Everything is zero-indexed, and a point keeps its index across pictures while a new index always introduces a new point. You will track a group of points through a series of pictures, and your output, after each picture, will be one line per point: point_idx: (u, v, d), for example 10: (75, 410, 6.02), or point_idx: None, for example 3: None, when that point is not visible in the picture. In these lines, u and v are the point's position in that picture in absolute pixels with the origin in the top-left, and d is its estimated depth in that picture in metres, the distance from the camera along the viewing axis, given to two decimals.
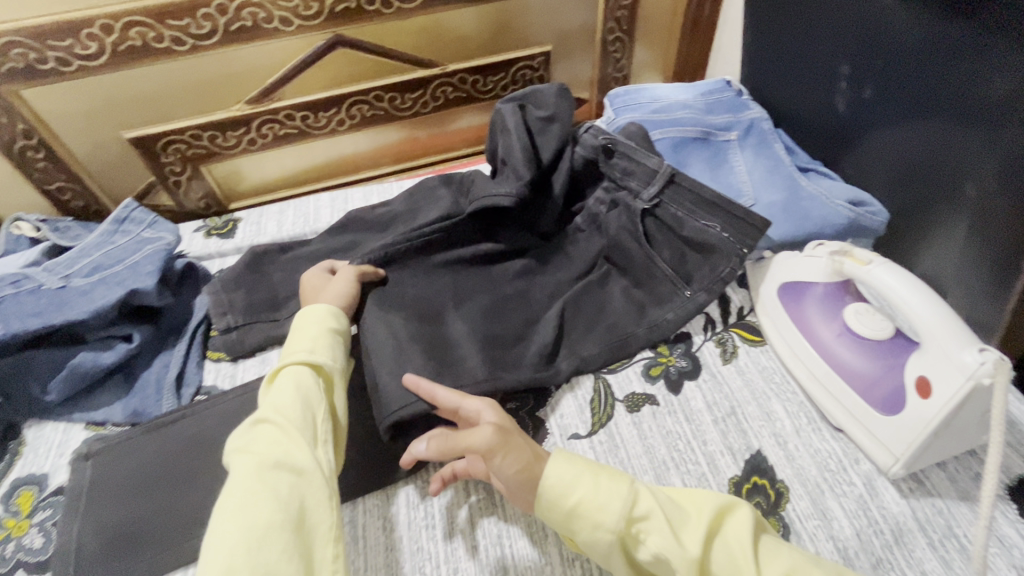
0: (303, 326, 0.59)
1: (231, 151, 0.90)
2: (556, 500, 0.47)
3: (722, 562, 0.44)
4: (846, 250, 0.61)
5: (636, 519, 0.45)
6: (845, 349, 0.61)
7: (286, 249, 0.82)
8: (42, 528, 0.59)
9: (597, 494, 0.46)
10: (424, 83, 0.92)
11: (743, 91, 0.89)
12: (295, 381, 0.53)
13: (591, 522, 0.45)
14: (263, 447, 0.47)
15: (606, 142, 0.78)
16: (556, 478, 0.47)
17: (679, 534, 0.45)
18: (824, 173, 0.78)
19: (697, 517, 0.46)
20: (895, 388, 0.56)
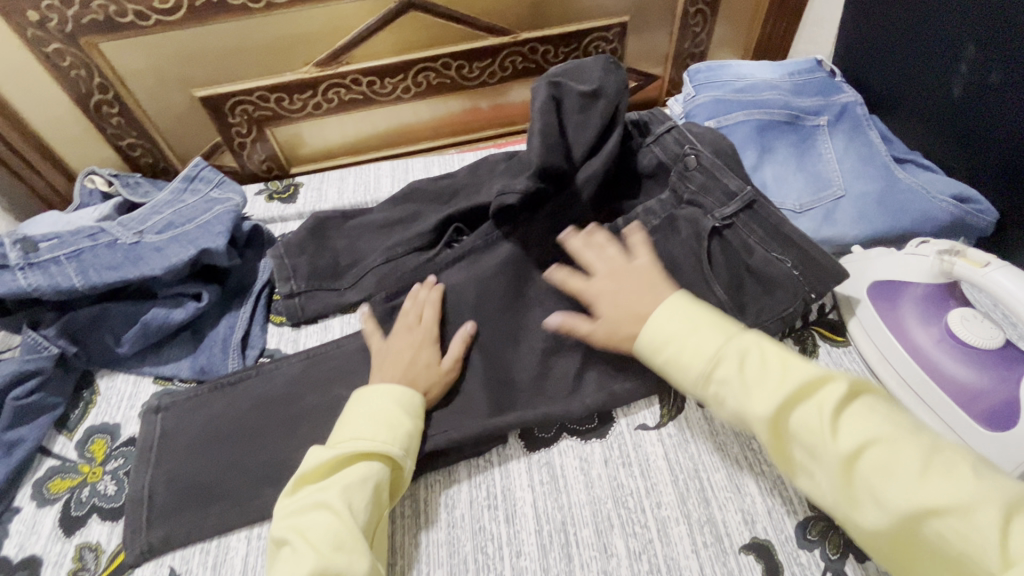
0: (378, 408, 0.55)
1: (296, 114, 0.90)
2: (654, 338, 0.52)
3: (801, 421, 0.45)
4: (960, 250, 0.56)
5: (721, 362, 0.49)
6: (948, 357, 0.56)
7: (349, 216, 0.82)
8: (115, 475, 0.61)
9: (684, 341, 0.51)
10: (494, 52, 0.89)
11: (835, 72, 0.82)
12: (368, 476, 0.50)
13: (683, 363, 0.50)
14: (320, 542, 0.46)
15: (689, 153, 0.73)
16: (659, 319, 0.53)
17: (756, 393, 0.47)
18: (924, 165, 0.72)
19: (781, 384, 0.46)
20: (1007, 404, 0.52)
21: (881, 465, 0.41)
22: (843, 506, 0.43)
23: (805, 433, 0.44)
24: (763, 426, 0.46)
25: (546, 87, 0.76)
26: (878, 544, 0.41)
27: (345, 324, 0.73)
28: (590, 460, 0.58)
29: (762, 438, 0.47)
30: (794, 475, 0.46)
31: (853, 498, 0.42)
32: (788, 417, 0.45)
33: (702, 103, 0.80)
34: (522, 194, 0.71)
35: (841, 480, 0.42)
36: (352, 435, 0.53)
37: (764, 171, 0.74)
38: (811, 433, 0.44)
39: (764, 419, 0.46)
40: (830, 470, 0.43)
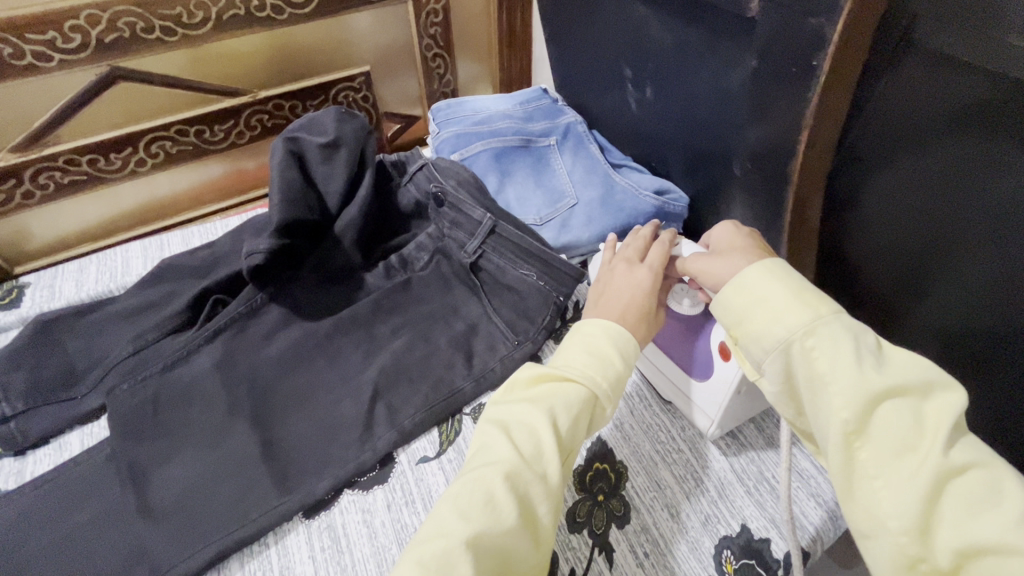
0: (602, 337, 0.53)
1: (3, 208, 0.78)
2: (732, 297, 0.45)
3: (893, 422, 0.38)
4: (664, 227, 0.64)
5: (821, 333, 0.41)
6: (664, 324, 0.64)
7: (85, 313, 0.72)
8: None
9: (777, 307, 0.43)
10: (235, 112, 0.86)
11: (558, 99, 0.94)
12: (574, 399, 0.49)
13: (765, 322, 0.43)
14: (524, 449, 0.46)
15: (436, 191, 0.78)
16: (728, 286, 0.46)
17: (867, 372, 0.39)
18: (635, 168, 0.84)
19: (904, 375, 0.39)
20: (706, 357, 0.60)
21: (975, 496, 0.36)
22: (890, 518, 0.37)
23: (884, 436, 0.38)
24: (853, 405, 0.39)
25: (284, 145, 0.75)
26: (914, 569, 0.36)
27: (86, 436, 0.64)
28: (373, 510, 0.58)
29: (836, 429, 0.39)
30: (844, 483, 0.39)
31: (902, 510, 0.36)
32: (874, 412, 0.39)
33: (446, 138, 0.86)
34: (269, 253, 0.69)
35: (925, 493, 0.36)
36: (573, 361, 0.52)
37: (507, 193, 0.82)
38: (890, 435, 0.38)
39: (857, 402, 0.39)
40: (917, 474, 0.37)
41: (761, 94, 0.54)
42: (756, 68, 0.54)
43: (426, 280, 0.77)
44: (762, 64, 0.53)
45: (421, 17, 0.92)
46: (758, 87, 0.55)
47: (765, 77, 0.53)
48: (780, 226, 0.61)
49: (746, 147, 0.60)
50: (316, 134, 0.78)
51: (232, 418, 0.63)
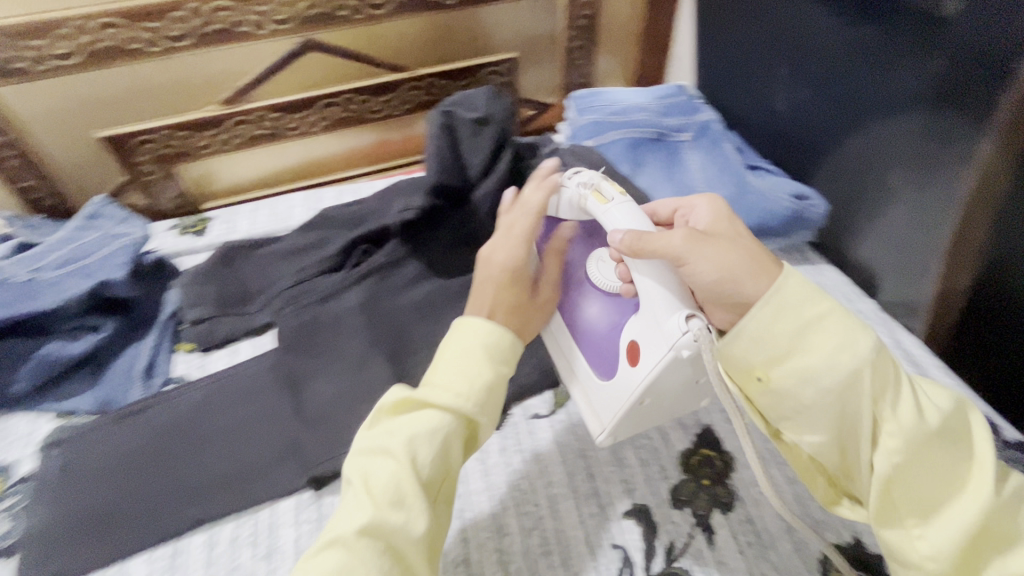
0: (475, 352, 0.51)
1: (203, 151, 0.93)
2: (785, 337, 0.42)
3: (931, 455, 0.40)
4: (593, 185, 0.57)
5: (874, 373, 0.40)
6: (594, 304, 0.59)
7: (258, 245, 0.84)
8: (10, 513, 0.60)
9: (832, 346, 0.41)
10: (395, 87, 0.96)
11: (696, 96, 0.94)
12: (436, 428, 0.47)
13: (829, 364, 0.41)
14: (380, 494, 0.44)
15: (567, 171, 0.83)
16: (768, 319, 0.42)
17: (925, 413, 0.40)
18: (772, 171, 0.83)
19: (962, 418, 0.41)
20: (614, 352, 0.55)
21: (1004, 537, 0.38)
22: (925, 541, 0.39)
23: (922, 468, 0.40)
24: (903, 443, 0.40)
25: (440, 117, 0.81)
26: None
27: (253, 346, 0.75)
28: (487, 451, 0.63)
29: (878, 470, 0.40)
30: (880, 517, 0.41)
31: (934, 531, 0.39)
32: (921, 448, 0.40)
33: (583, 125, 0.90)
34: (419, 211, 0.79)
35: (973, 523, 0.38)
36: (438, 384, 0.50)
37: (639, 180, 0.84)
38: (928, 469, 0.40)
39: (909, 442, 0.40)
40: (955, 511, 0.39)
41: (946, 97, 0.57)
42: (944, 71, 0.56)
43: None
44: (954, 67, 0.55)
45: (571, 10, 0.98)
46: (943, 91, 0.57)
47: (954, 82, 0.56)
48: (942, 231, 0.61)
49: (916, 150, 0.62)
50: (467, 109, 0.84)
51: (373, 349, 0.71)
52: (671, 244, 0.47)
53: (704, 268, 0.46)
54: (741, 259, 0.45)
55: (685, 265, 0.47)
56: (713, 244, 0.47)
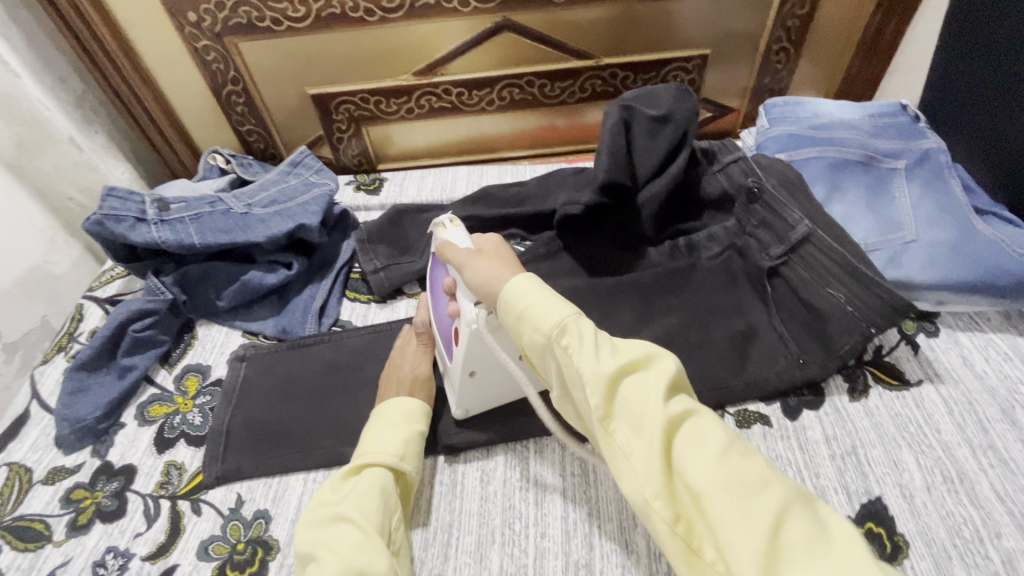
0: (391, 418, 0.59)
1: (390, 117, 1.00)
2: (510, 309, 0.47)
3: (687, 438, 0.39)
4: (439, 220, 0.62)
5: (572, 333, 0.44)
6: (445, 302, 0.63)
7: (424, 211, 0.88)
8: (202, 409, 0.70)
9: (592, 348, 0.43)
10: (576, 74, 0.95)
11: (919, 116, 0.81)
12: (376, 484, 0.54)
13: (574, 370, 0.43)
14: (343, 548, 0.48)
15: (753, 185, 0.74)
16: (514, 296, 0.48)
17: (573, 361, 0.43)
18: (1007, 218, 0.70)
19: (616, 354, 0.43)
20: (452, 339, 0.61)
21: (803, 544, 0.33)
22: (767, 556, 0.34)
23: (697, 462, 0.38)
24: (634, 435, 0.41)
25: (619, 111, 0.77)
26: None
27: (410, 306, 0.80)
28: None
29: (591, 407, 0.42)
30: (685, 527, 0.38)
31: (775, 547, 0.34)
32: (617, 384, 0.42)
33: (775, 136, 0.82)
34: (585, 207, 0.74)
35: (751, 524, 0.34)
36: (374, 448, 0.56)
37: (832, 208, 0.75)
38: (701, 446, 0.38)
39: (597, 382, 0.42)
40: (645, 451, 0.40)
41: None
42: None
43: (712, 269, 0.74)
44: None
45: (785, 7, 0.88)
46: None
47: None
48: None
49: None
50: (650, 104, 0.79)
51: None
52: (458, 258, 0.54)
53: (477, 273, 0.52)
54: (501, 268, 0.51)
55: (465, 274, 0.53)
56: (489, 258, 0.53)
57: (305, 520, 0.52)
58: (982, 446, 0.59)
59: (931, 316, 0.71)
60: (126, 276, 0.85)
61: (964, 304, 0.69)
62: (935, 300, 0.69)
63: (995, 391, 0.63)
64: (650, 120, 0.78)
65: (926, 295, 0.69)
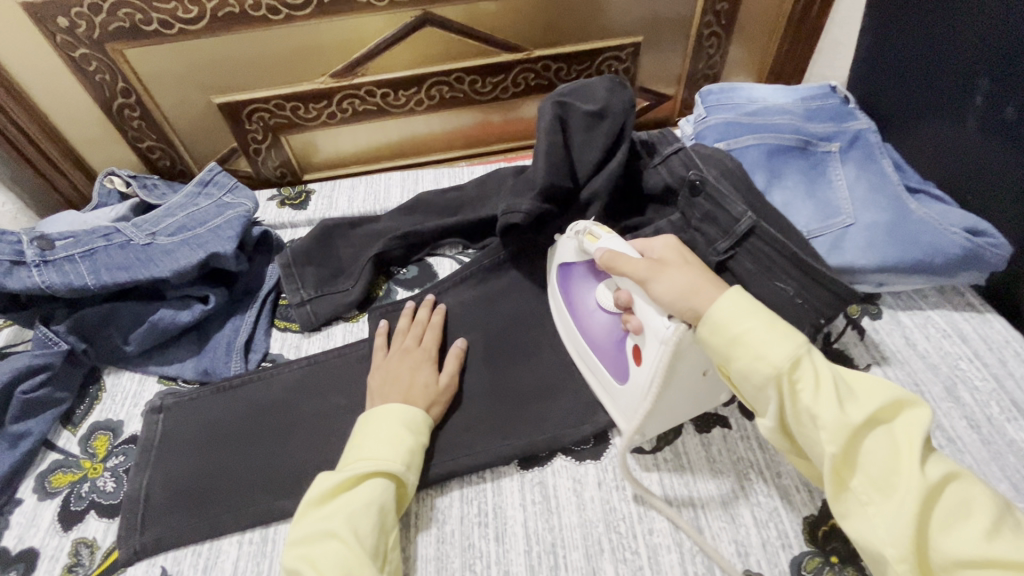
0: (391, 427, 0.55)
1: (310, 123, 0.92)
2: (721, 334, 0.46)
3: (877, 451, 0.41)
4: (586, 228, 0.61)
5: (806, 369, 0.43)
6: (598, 318, 0.61)
7: (356, 225, 0.82)
8: (115, 472, 0.62)
9: (832, 394, 0.42)
10: (508, 68, 0.90)
11: (849, 98, 0.82)
12: (374, 498, 0.50)
13: (750, 359, 0.44)
14: (331, 569, 0.45)
15: (695, 178, 0.71)
16: (721, 314, 0.46)
17: (842, 402, 0.42)
18: (937, 196, 0.71)
19: (869, 398, 0.43)
20: (626, 359, 0.57)
21: (952, 508, 0.39)
22: (934, 549, 0.38)
23: (879, 459, 0.40)
24: (882, 494, 0.40)
25: (552, 108, 0.73)
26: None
27: (347, 332, 0.74)
28: (584, 482, 0.58)
29: (827, 453, 0.42)
30: (845, 507, 0.42)
31: (934, 540, 0.38)
32: (861, 436, 0.41)
33: (713, 124, 0.81)
34: (527, 216, 0.68)
35: (915, 515, 0.38)
36: (374, 455, 0.53)
37: (772, 196, 0.74)
38: (898, 464, 0.40)
39: (841, 431, 0.41)
40: (899, 505, 0.39)
41: None
42: None
43: None
44: None
45: None
46: None
47: None
48: None
49: None
50: (585, 99, 0.75)
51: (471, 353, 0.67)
52: (637, 273, 0.53)
53: (664, 287, 0.50)
54: (696, 281, 0.50)
55: (650, 289, 0.51)
56: (675, 269, 0.52)
57: (292, 537, 0.49)
58: (931, 428, 0.60)
59: (874, 298, 0.72)
60: (13, 325, 0.74)
61: (904, 285, 0.70)
62: (876, 282, 0.69)
63: (937, 368, 0.64)
64: (587, 115, 0.74)
65: (868, 278, 0.69)
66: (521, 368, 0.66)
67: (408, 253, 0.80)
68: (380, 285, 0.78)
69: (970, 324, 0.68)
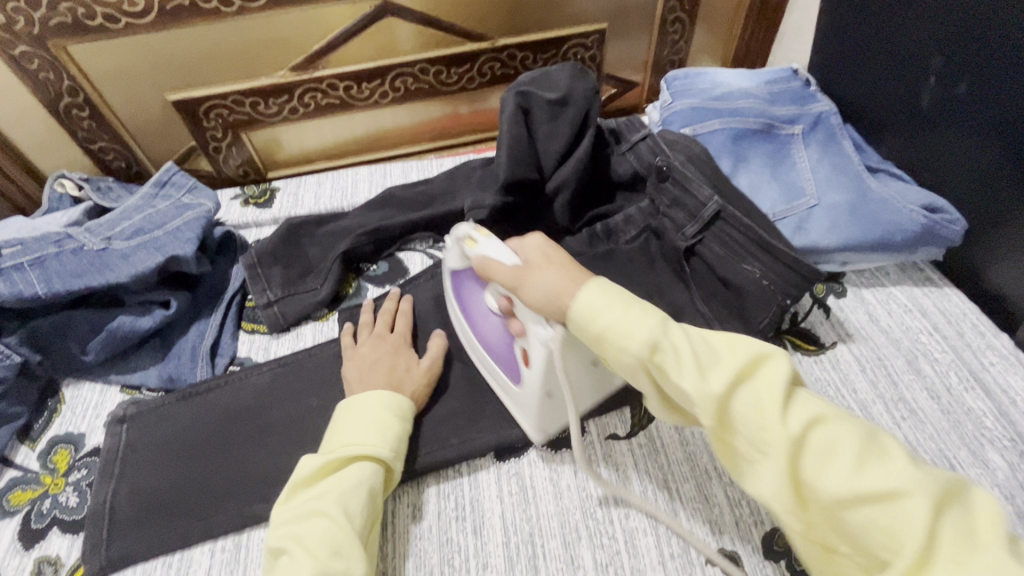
0: (379, 413, 0.54)
1: (270, 119, 0.89)
2: (588, 331, 0.45)
3: (748, 407, 0.38)
4: (466, 233, 0.56)
5: (665, 347, 0.41)
6: (490, 321, 0.58)
7: (323, 222, 0.80)
8: (78, 487, 0.60)
9: (693, 363, 0.40)
10: (473, 57, 0.89)
11: (810, 80, 0.83)
12: (363, 481, 0.50)
13: (617, 346, 0.43)
14: (319, 548, 0.45)
15: (661, 164, 0.71)
16: (587, 306, 0.44)
17: (667, 372, 0.41)
18: (896, 175, 0.73)
19: (730, 359, 0.40)
20: (516, 361, 0.56)
21: (823, 448, 0.36)
22: (818, 497, 0.36)
23: (748, 418, 0.38)
24: (758, 454, 0.38)
25: (516, 98, 0.72)
26: (815, 533, 0.37)
27: (317, 332, 0.72)
28: (560, 471, 0.58)
29: (704, 424, 0.40)
30: (739, 471, 0.40)
31: (813, 486, 0.36)
32: (732, 400, 0.39)
33: (679, 110, 0.81)
34: (491, 210, 0.70)
35: (790, 468, 0.36)
36: (362, 440, 0.52)
37: (738, 180, 0.75)
38: (767, 417, 0.37)
39: (705, 399, 0.39)
40: (778, 462, 0.37)
41: None
42: None
43: (631, 254, 0.72)
44: None
45: None
46: None
47: None
48: None
49: None
50: (548, 87, 0.75)
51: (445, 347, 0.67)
52: (505, 276, 0.51)
53: (541, 285, 0.48)
54: (564, 280, 0.47)
55: (523, 291, 0.49)
56: (544, 269, 0.49)
57: (276, 517, 0.49)
58: (893, 400, 0.61)
59: (839, 277, 0.73)
60: None
61: (867, 263, 0.71)
62: (841, 261, 0.70)
63: (899, 342, 0.66)
64: (551, 104, 0.73)
65: (831, 257, 0.70)
66: None
67: (378, 249, 0.78)
68: (350, 283, 0.77)
69: (929, 298, 0.70)
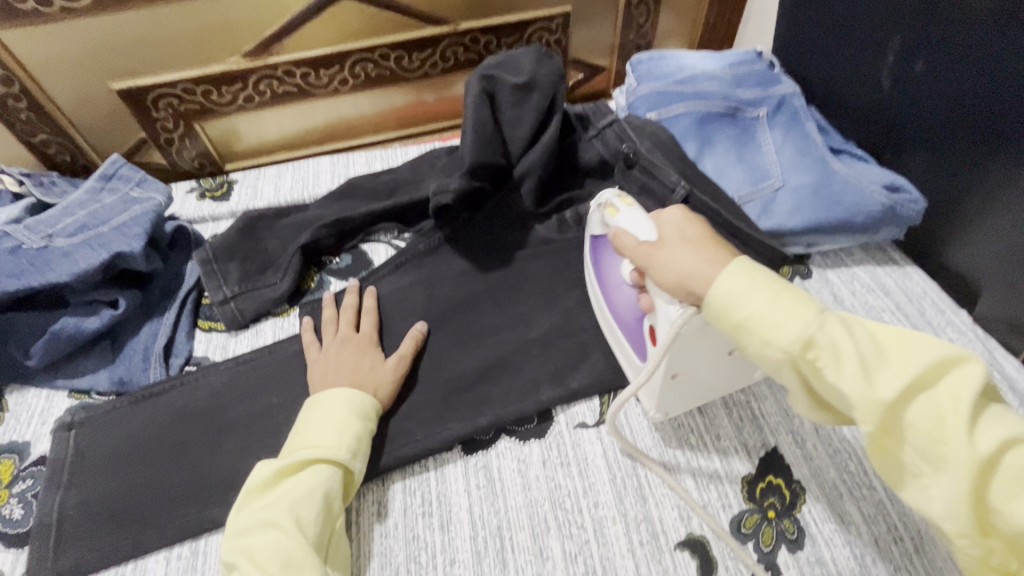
0: (336, 413, 0.53)
1: (225, 108, 0.85)
2: (726, 319, 0.41)
3: (922, 415, 0.35)
4: (606, 200, 0.57)
5: (821, 341, 0.38)
6: (626, 294, 0.57)
7: (282, 214, 0.77)
8: (22, 498, 0.57)
9: (856, 364, 0.36)
10: (434, 42, 0.87)
11: (774, 63, 0.83)
12: (317, 486, 0.49)
13: (763, 338, 0.39)
14: (269, 560, 0.44)
15: (628, 151, 0.71)
16: (732, 291, 0.41)
17: (821, 372, 0.38)
18: (858, 156, 0.73)
19: (901, 358, 0.37)
20: (645, 339, 0.53)
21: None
22: (1005, 524, 0.33)
23: (920, 428, 0.35)
24: (927, 466, 0.35)
25: (479, 83, 0.70)
26: (991, 563, 0.35)
27: (277, 328, 0.70)
28: (528, 461, 0.57)
29: (862, 428, 0.37)
30: (898, 478, 0.38)
31: (998, 509, 0.33)
32: (902, 406, 0.36)
33: (645, 94, 0.80)
34: (457, 194, 0.66)
35: (972, 491, 0.33)
36: (318, 442, 0.51)
37: (703, 164, 0.75)
38: (943, 426, 0.34)
39: (872, 406, 0.36)
40: (952, 478, 0.34)
41: None
42: None
43: None
44: None
45: None
46: None
47: None
48: None
49: None
50: (512, 71, 0.73)
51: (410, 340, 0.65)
52: (634, 252, 0.49)
53: (676, 261, 0.46)
54: (706, 262, 0.44)
55: (653, 271, 0.47)
56: (679, 249, 0.46)
57: (231, 527, 0.48)
58: None
59: (804, 259, 0.73)
60: None
61: (831, 244, 0.72)
62: (806, 243, 0.71)
63: None
64: (516, 88, 0.72)
65: (798, 241, 0.70)
66: (462, 353, 0.64)
67: (340, 241, 0.76)
68: (311, 277, 0.74)
69: (891, 277, 0.71)
